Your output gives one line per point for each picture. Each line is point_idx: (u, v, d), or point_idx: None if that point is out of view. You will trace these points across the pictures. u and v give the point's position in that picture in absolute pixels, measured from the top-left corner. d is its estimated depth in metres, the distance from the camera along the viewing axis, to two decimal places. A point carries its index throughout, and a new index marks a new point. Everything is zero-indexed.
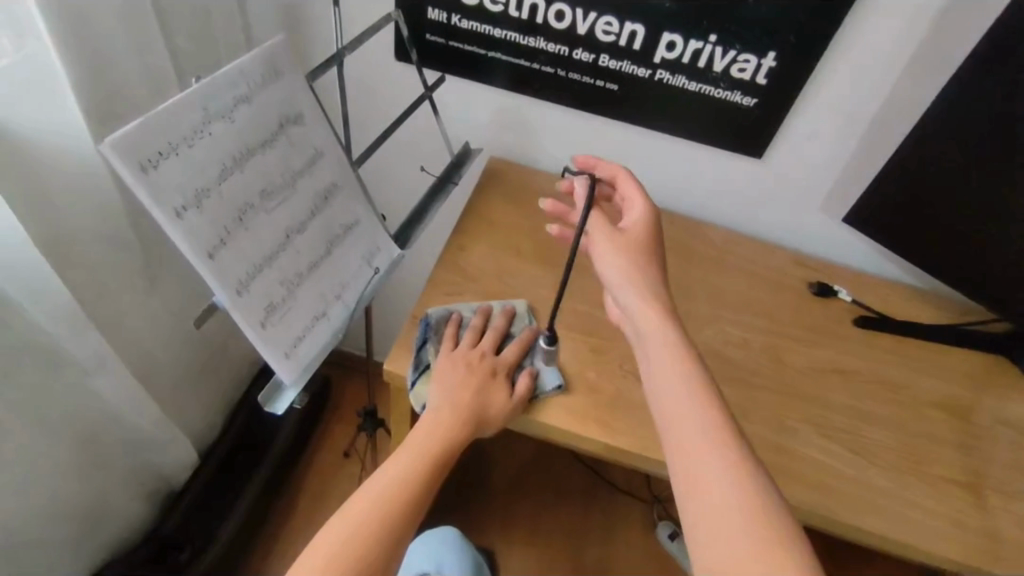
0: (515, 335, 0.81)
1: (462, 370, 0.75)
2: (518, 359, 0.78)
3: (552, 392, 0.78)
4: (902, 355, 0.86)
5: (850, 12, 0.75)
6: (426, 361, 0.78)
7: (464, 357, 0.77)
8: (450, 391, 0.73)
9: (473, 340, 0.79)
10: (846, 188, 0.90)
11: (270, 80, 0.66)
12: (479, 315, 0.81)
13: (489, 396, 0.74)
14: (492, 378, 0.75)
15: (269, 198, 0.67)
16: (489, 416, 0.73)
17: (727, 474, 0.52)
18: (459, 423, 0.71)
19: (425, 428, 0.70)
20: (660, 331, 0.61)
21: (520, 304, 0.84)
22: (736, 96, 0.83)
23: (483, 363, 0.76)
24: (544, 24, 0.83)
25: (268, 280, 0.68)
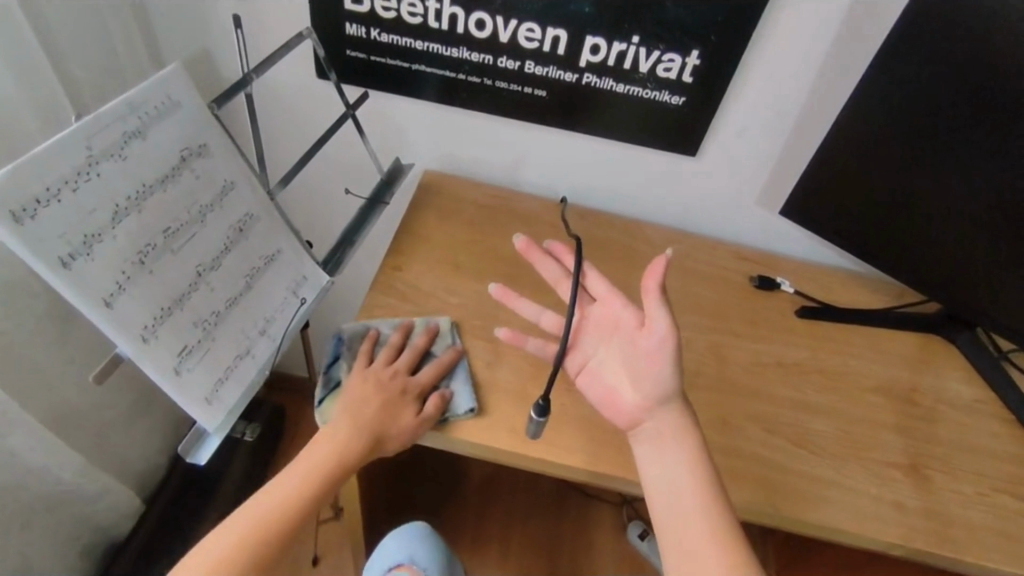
0: (436, 354, 0.82)
1: (370, 387, 0.77)
2: (433, 381, 0.78)
3: (463, 416, 0.77)
4: (833, 339, 0.96)
5: (764, 14, 0.86)
6: (336, 378, 0.81)
7: (374, 375, 0.78)
8: (349, 408, 0.75)
9: (387, 359, 0.80)
10: (780, 181, 1.03)
11: (168, 110, 0.62)
12: (399, 331, 0.83)
13: (392, 415, 0.75)
14: (399, 398, 0.76)
15: (175, 238, 0.63)
16: (388, 436, 0.74)
17: (714, 538, 0.59)
18: (353, 443, 0.73)
19: (319, 445, 0.72)
20: (669, 411, 0.65)
21: (446, 322, 0.85)
22: (664, 95, 0.94)
23: (393, 380, 0.78)
24: (465, 34, 0.90)
25: (182, 323, 0.63)
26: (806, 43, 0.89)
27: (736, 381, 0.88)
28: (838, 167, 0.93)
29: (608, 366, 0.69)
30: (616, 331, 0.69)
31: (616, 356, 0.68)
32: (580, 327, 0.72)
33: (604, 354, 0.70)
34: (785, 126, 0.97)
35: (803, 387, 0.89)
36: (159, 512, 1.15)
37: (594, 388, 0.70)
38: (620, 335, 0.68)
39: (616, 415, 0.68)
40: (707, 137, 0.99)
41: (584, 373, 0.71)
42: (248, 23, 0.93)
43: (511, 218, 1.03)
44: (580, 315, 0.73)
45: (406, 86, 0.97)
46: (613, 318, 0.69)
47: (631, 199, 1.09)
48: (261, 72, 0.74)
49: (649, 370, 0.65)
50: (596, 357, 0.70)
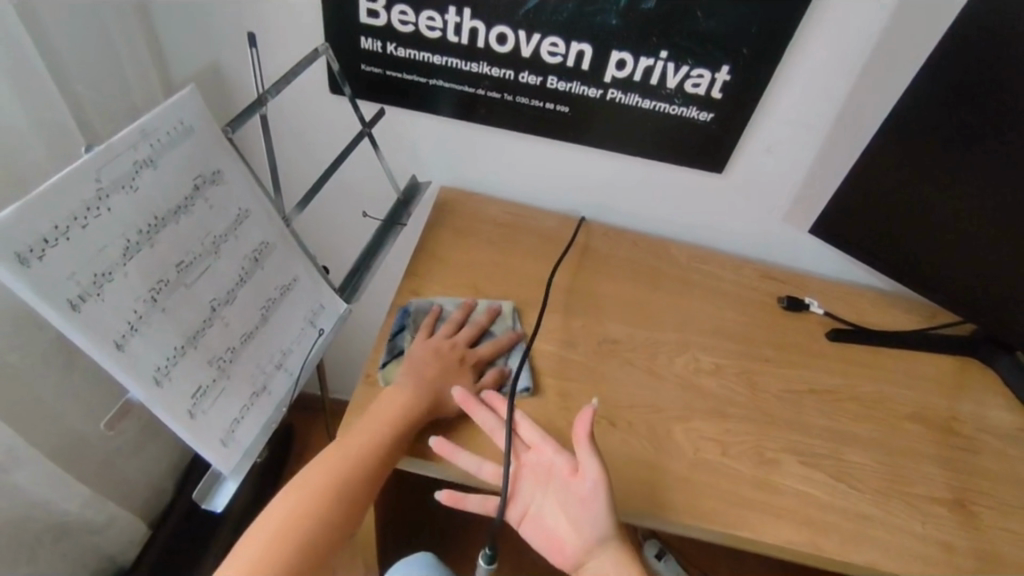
0: (495, 334, 0.84)
1: (432, 353, 0.78)
2: (492, 357, 0.81)
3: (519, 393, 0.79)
4: (867, 363, 0.93)
5: (798, 28, 0.83)
6: (400, 346, 0.81)
7: (438, 344, 0.79)
8: (416, 369, 0.75)
9: (450, 331, 0.82)
10: (809, 198, 1.00)
11: (181, 136, 0.58)
12: (462, 309, 0.85)
13: (452, 382, 0.76)
14: (460, 365, 0.78)
15: (188, 271, 0.59)
16: (445, 400, 0.74)
17: None
18: (414, 399, 0.72)
19: (392, 395, 0.72)
20: (610, 550, 0.66)
21: (508, 305, 0.88)
22: (692, 111, 0.90)
23: (453, 351, 0.79)
24: (485, 48, 0.86)
25: (197, 363, 0.60)
26: (841, 57, 0.85)
27: (770, 410, 0.84)
28: (872, 186, 0.90)
29: (548, 510, 0.68)
30: (552, 479, 0.69)
31: (550, 499, 0.68)
32: (515, 476, 0.70)
33: (543, 502, 0.68)
34: (816, 143, 0.94)
35: (839, 416, 0.85)
36: (169, 532, 1.12)
37: (537, 537, 0.68)
38: (554, 481, 0.68)
39: (560, 557, 0.67)
40: (734, 152, 0.96)
41: (526, 521, 0.69)
42: (259, 38, 0.90)
43: (531, 238, 1.00)
44: (513, 462, 0.71)
45: (423, 102, 0.94)
46: (548, 465, 0.69)
47: (654, 216, 1.06)
48: (276, 92, 0.70)
49: (584, 518, 0.66)
50: (537, 505, 0.68)
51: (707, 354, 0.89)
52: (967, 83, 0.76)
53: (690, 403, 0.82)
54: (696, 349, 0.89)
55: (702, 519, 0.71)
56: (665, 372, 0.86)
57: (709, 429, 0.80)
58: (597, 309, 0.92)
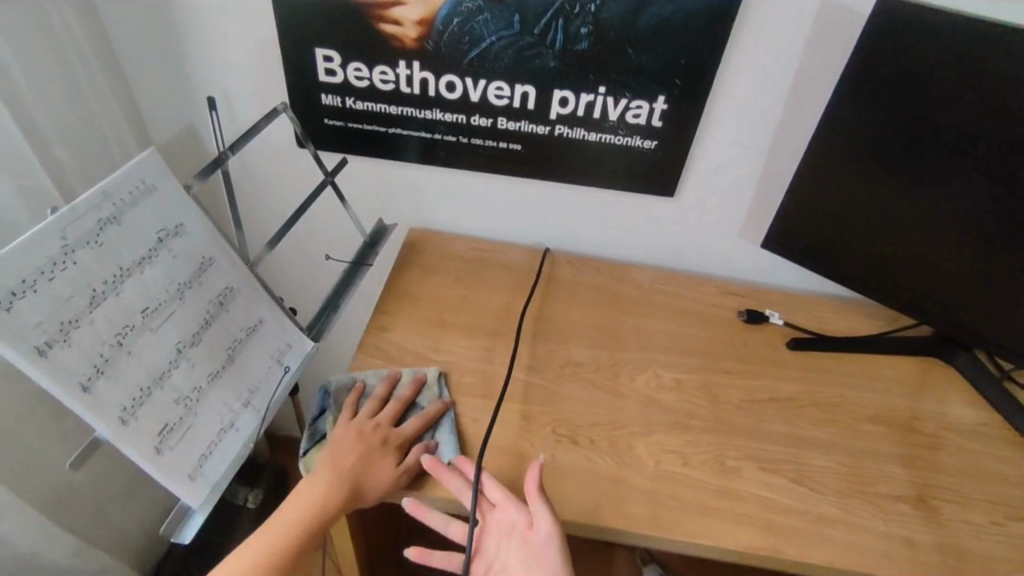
0: (421, 406, 0.82)
1: (353, 437, 0.76)
2: (416, 434, 0.78)
3: (447, 469, 0.76)
4: (827, 369, 0.95)
5: (724, 58, 0.88)
6: (322, 430, 0.81)
7: (359, 425, 0.78)
8: (332, 457, 0.74)
9: (372, 410, 0.80)
10: (760, 216, 1.04)
11: (143, 195, 0.64)
12: (384, 382, 0.84)
13: (372, 466, 0.73)
14: (381, 447, 0.75)
15: (153, 317, 0.64)
16: (364, 486, 0.72)
17: None
18: (338, 482, 0.72)
19: (304, 491, 0.72)
20: None
21: (433, 372, 0.86)
22: (636, 140, 0.95)
23: (375, 432, 0.77)
24: (436, 96, 0.93)
25: (163, 402, 0.63)
26: (769, 83, 0.90)
27: (730, 421, 0.86)
28: (814, 199, 0.94)
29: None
30: (516, 537, 0.69)
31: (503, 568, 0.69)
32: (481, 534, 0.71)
33: (505, 561, 0.69)
34: (759, 162, 0.98)
35: (800, 422, 0.87)
36: None
37: None
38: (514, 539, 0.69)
39: None
40: (683, 176, 1.00)
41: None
42: (221, 107, 0.98)
43: (496, 270, 1.04)
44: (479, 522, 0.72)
45: (384, 150, 1.00)
46: (509, 525, 0.70)
47: (614, 243, 1.11)
48: (235, 152, 0.77)
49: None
50: (500, 560, 0.69)
51: (668, 370, 0.92)
52: (882, 96, 0.81)
53: (652, 418, 0.85)
54: (657, 366, 0.92)
55: (664, 530, 0.73)
56: (627, 390, 0.88)
57: (670, 442, 0.82)
58: (560, 334, 0.95)
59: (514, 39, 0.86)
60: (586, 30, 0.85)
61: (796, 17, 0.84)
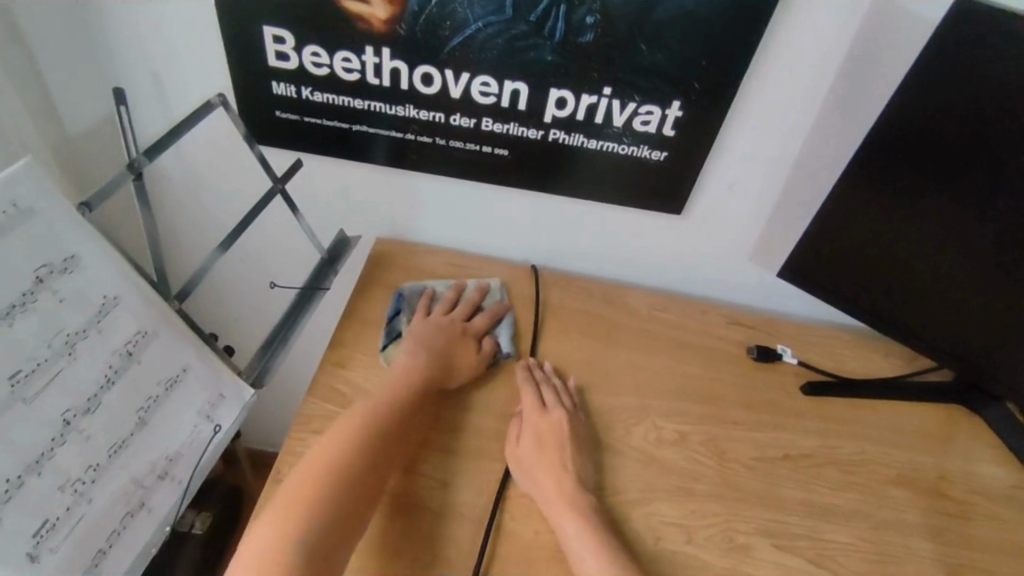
0: (486, 307, 0.88)
1: (434, 329, 0.82)
2: (486, 328, 0.85)
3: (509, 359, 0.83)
4: (846, 420, 0.84)
5: (753, 62, 0.74)
6: (397, 329, 0.83)
7: (437, 321, 0.83)
8: (420, 343, 0.79)
9: (445, 309, 0.85)
10: (775, 241, 0.92)
11: (11, 224, 0.48)
12: (453, 288, 0.88)
13: (456, 352, 0.80)
14: (460, 337, 0.82)
15: (29, 383, 0.50)
16: (453, 368, 0.78)
17: (584, 539, 0.64)
18: (430, 362, 0.77)
19: (401, 364, 0.76)
20: (570, 517, 0.65)
21: (496, 282, 0.91)
22: (643, 150, 0.82)
23: (454, 326, 0.83)
24: (410, 89, 0.78)
25: (42, 493, 0.50)
26: (801, 92, 0.77)
27: (739, 485, 0.75)
28: (836, 233, 0.82)
29: (579, 540, 0.64)
30: None
31: (575, 507, 0.66)
32: None
33: None
34: (780, 180, 0.85)
35: (817, 486, 0.76)
36: None
37: None
38: None
39: None
40: (693, 193, 0.88)
41: None
42: (149, 91, 0.81)
43: (476, 291, 0.91)
44: None
45: (348, 149, 0.85)
46: None
47: (610, 261, 0.98)
48: (152, 158, 0.61)
49: (530, 473, 0.70)
50: None
51: (668, 420, 0.80)
52: (935, 123, 0.68)
53: (650, 481, 0.74)
54: (655, 415, 0.81)
55: None
56: (622, 444, 0.77)
57: (671, 511, 0.71)
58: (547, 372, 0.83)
59: (505, 26, 0.71)
60: (591, 20, 0.70)
61: (841, 16, 0.70)
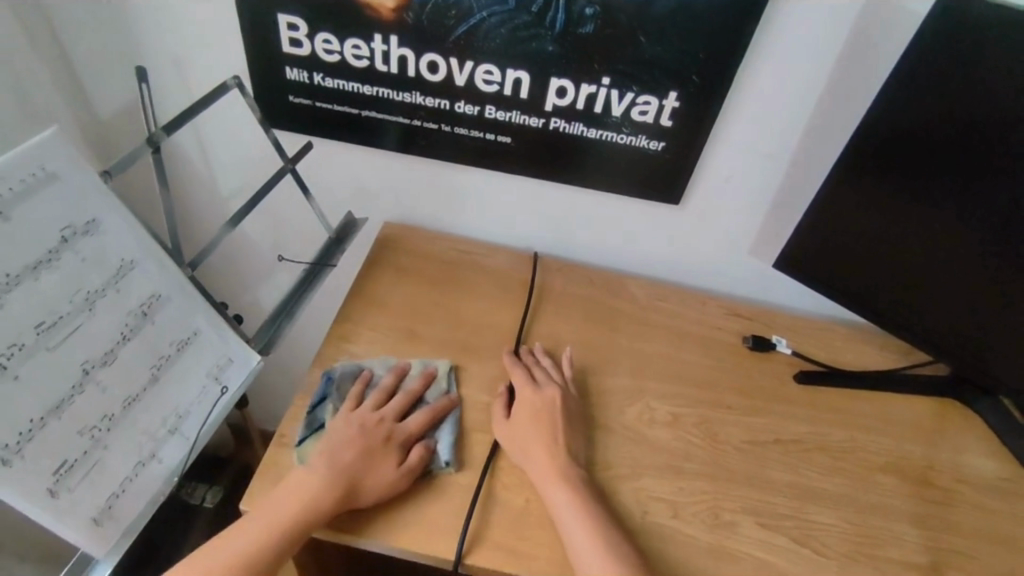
0: (429, 402, 0.76)
1: (353, 431, 0.70)
2: (420, 431, 0.72)
3: (444, 470, 0.71)
4: (838, 409, 0.86)
5: (747, 55, 0.77)
6: (319, 420, 0.73)
7: (361, 419, 0.72)
8: (333, 451, 0.68)
9: (377, 402, 0.74)
10: (773, 233, 0.94)
11: (40, 185, 0.52)
12: (392, 374, 0.77)
13: (372, 465, 0.67)
14: (382, 447, 0.69)
15: (52, 333, 0.53)
16: (362, 484, 0.66)
17: (574, 511, 0.66)
18: (336, 476, 0.66)
19: (305, 476, 0.66)
20: (562, 490, 0.68)
21: (445, 367, 0.80)
22: (642, 140, 0.84)
23: (379, 428, 0.71)
24: (417, 77, 0.81)
25: (60, 436, 0.54)
26: (795, 85, 0.79)
27: (729, 466, 0.77)
28: (829, 224, 0.84)
29: (568, 513, 0.66)
30: None
31: (566, 480, 0.69)
32: None
33: None
34: (776, 173, 0.87)
35: (805, 470, 0.78)
36: None
37: None
38: None
39: None
40: (690, 183, 0.90)
41: None
42: (171, 76, 0.86)
43: (479, 275, 0.94)
44: None
45: (358, 135, 0.88)
46: None
47: (611, 250, 1.00)
48: (169, 134, 0.66)
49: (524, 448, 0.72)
50: None
51: (662, 402, 0.82)
52: (924, 116, 0.70)
53: (641, 459, 0.76)
54: (649, 397, 0.83)
55: None
56: (615, 424, 0.79)
57: (660, 488, 0.73)
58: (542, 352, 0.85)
59: (507, 16, 0.74)
60: (591, 11, 0.73)
61: (833, 10, 0.72)
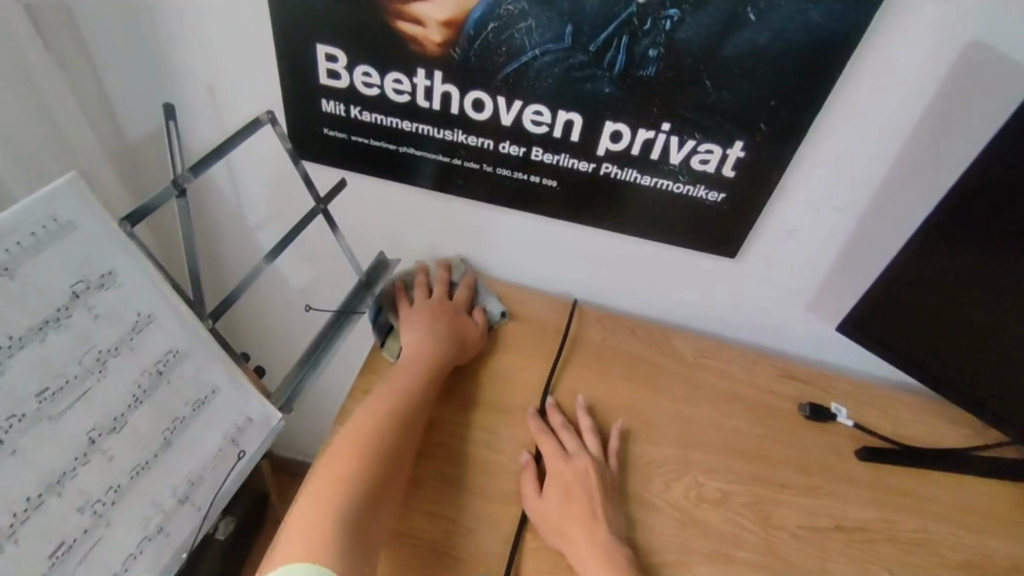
0: (457, 282, 0.89)
1: (427, 313, 0.82)
2: (467, 298, 0.86)
3: (501, 319, 0.87)
4: (905, 493, 0.78)
5: (826, 103, 0.70)
6: (387, 323, 0.83)
7: (426, 304, 0.83)
8: (423, 329, 0.79)
9: (425, 293, 0.85)
10: (835, 290, 0.86)
11: (53, 237, 0.49)
12: (422, 271, 0.87)
13: (458, 326, 0.81)
14: (455, 312, 0.83)
15: (55, 398, 0.49)
16: (463, 339, 0.81)
17: None
18: (439, 343, 0.78)
19: (409, 361, 0.76)
20: None
21: (456, 260, 0.91)
22: (700, 190, 0.78)
23: (442, 306, 0.83)
24: (460, 115, 0.76)
25: (59, 512, 0.49)
26: (874, 140, 0.72)
27: (785, 558, 0.69)
28: (907, 292, 0.75)
29: None
30: None
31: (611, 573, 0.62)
32: None
33: None
34: (844, 230, 0.80)
35: (871, 565, 0.70)
36: None
37: None
38: None
39: None
40: (748, 237, 0.83)
41: None
42: (198, 100, 0.81)
43: (515, 322, 0.88)
44: None
45: (394, 170, 0.83)
46: None
47: (655, 299, 0.94)
48: (196, 175, 0.60)
49: (564, 534, 0.65)
50: None
51: (711, 478, 0.75)
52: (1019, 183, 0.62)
53: (690, 544, 0.69)
54: (698, 471, 0.76)
55: None
56: (661, 501, 0.72)
57: None
58: (567, 410, 0.79)
59: (563, 55, 0.69)
60: (654, 53, 0.67)
61: (924, 61, 0.65)
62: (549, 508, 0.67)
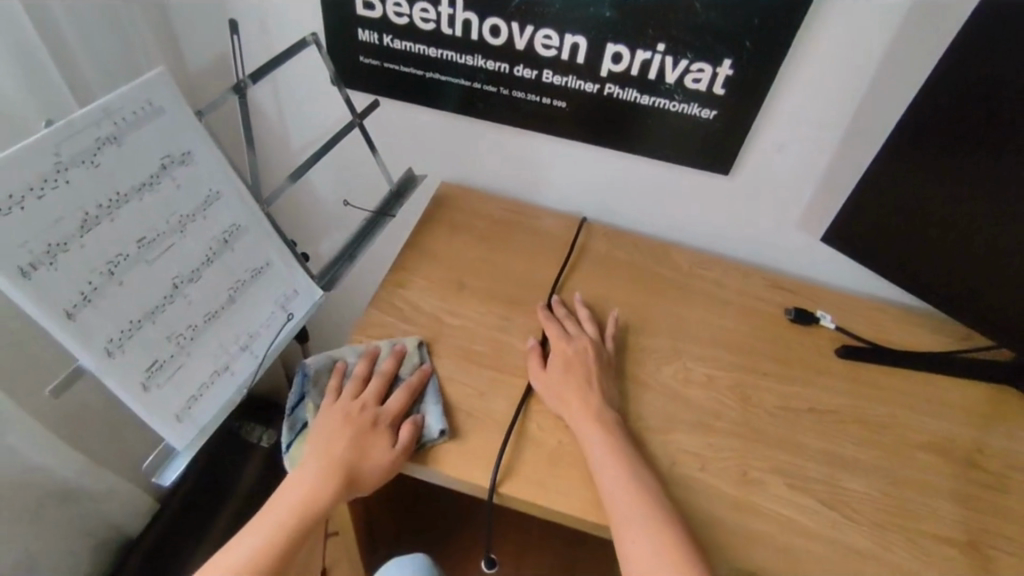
0: (403, 378, 0.77)
1: (340, 422, 0.71)
2: (403, 407, 0.74)
3: (437, 439, 0.72)
4: (878, 385, 0.85)
5: (806, 20, 0.76)
6: (302, 420, 0.75)
7: (344, 409, 0.73)
8: (324, 443, 0.70)
9: (354, 391, 0.75)
10: (823, 206, 0.93)
11: (146, 117, 0.60)
12: (364, 360, 0.77)
13: (365, 448, 0.69)
14: (369, 429, 0.71)
15: (149, 248, 0.62)
16: (360, 471, 0.68)
17: (607, 449, 0.70)
18: (331, 473, 0.67)
19: (293, 483, 0.67)
20: (598, 433, 0.71)
21: (413, 342, 0.80)
22: (693, 108, 0.85)
23: (363, 414, 0.72)
24: (479, 40, 0.85)
25: (153, 337, 0.62)
26: (852, 57, 0.78)
27: (760, 429, 0.78)
28: (878, 199, 0.82)
29: (600, 455, 0.69)
30: None
31: (597, 424, 0.72)
32: None
33: None
34: (826, 147, 0.87)
35: (840, 440, 0.78)
36: (171, 515, 1.14)
37: None
38: None
39: None
40: (739, 155, 0.91)
41: None
42: (252, 32, 0.94)
43: (528, 235, 0.98)
44: None
45: (422, 95, 0.94)
46: None
47: (657, 218, 1.02)
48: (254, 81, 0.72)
49: (563, 399, 0.75)
50: None
51: (697, 364, 0.84)
52: (976, 87, 0.67)
53: (674, 415, 0.78)
54: (686, 358, 0.85)
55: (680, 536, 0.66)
56: (651, 381, 0.81)
57: (690, 443, 0.75)
58: (571, 305, 0.89)
59: None
60: None
61: None
62: (551, 378, 0.77)
